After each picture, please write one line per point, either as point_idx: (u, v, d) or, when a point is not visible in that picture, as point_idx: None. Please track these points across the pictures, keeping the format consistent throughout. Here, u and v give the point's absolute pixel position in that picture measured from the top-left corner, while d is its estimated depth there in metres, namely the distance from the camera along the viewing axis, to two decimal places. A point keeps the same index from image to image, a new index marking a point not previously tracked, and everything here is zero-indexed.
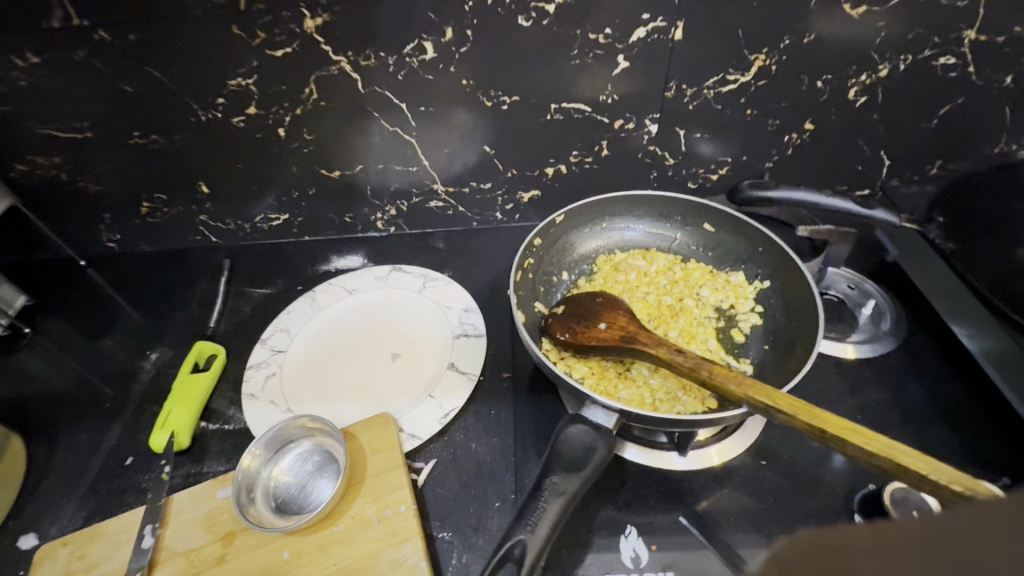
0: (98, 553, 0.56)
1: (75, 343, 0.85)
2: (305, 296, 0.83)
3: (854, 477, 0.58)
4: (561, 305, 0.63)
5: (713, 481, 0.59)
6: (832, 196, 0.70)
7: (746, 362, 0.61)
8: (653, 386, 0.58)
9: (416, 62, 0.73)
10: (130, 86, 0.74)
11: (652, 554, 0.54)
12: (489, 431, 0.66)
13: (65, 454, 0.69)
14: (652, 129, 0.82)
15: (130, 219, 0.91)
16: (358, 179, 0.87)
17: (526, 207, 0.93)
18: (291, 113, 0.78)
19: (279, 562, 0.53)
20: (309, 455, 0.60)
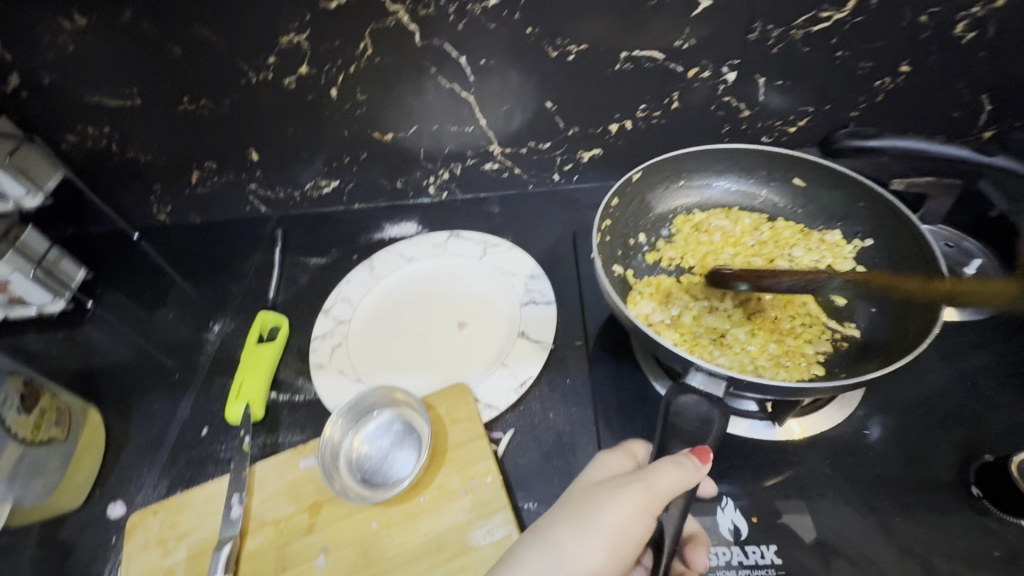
0: (188, 522, 0.56)
1: (136, 316, 0.85)
2: (363, 265, 0.80)
3: (969, 447, 0.54)
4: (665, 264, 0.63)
5: (814, 452, 0.55)
6: (945, 143, 0.62)
7: (852, 327, 0.56)
8: (753, 351, 0.53)
9: (478, 10, 0.68)
10: (179, 47, 0.71)
11: (753, 527, 0.51)
12: (566, 401, 0.63)
13: (140, 425, 0.69)
14: (729, 77, 0.75)
15: (181, 190, 0.89)
16: (412, 141, 0.83)
17: (585, 167, 0.88)
18: (345, 72, 0.74)
19: (369, 533, 0.53)
20: (391, 424, 0.59)
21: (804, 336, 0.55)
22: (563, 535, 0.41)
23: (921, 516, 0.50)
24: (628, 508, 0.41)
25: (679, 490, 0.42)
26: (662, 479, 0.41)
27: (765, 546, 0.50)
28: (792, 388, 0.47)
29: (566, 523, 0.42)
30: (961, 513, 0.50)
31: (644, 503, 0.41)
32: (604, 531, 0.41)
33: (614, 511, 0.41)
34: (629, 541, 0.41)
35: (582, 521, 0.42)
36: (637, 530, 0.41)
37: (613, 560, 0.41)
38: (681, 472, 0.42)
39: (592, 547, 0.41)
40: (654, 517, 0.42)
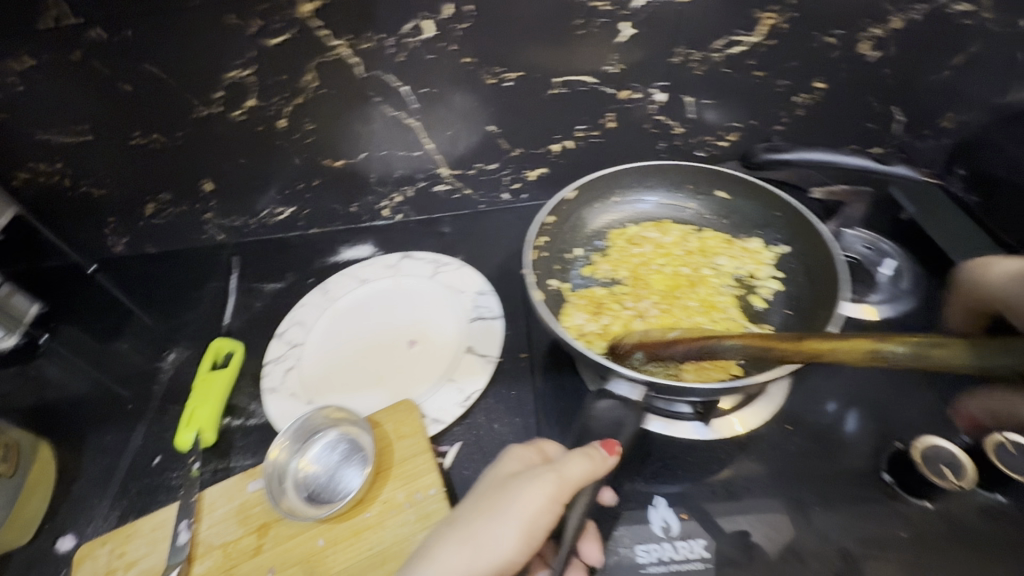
0: (136, 551, 0.56)
1: (92, 348, 0.85)
2: (318, 288, 0.82)
3: (882, 436, 0.58)
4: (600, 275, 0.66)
5: (741, 449, 0.59)
6: (847, 156, 0.67)
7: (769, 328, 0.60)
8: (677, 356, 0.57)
9: (416, 42, 0.72)
10: (127, 85, 0.73)
11: (682, 523, 0.54)
12: (511, 412, 0.66)
13: (93, 457, 0.70)
14: (659, 98, 0.80)
15: (135, 221, 0.90)
16: (362, 167, 0.86)
17: (532, 185, 0.91)
18: (292, 103, 0.77)
19: (315, 550, 0.54)
20: (337, 444, 0.60)
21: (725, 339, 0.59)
22: (476, 526, 0.44)
23: (837, 503, 0.54)
24: (538, 496, 0.44)
25: (587, 479, 0.46)
26: (571, 469, 0.46)
27: (694, 541, 0.53)
28: (718, 389, 0.50)
29: (479, 514, 0.45)
30: (872, 498, 0.54)
31: (553, 492, 0.45)
32: (516, 520, 0.44)
33: (525, 501, 0.44)
34: (539, 526, 0.44)
35: (495, 510, 0.45)
36: (546, 516, 0.45)
37: (524, 545, 0.44)
38: (588, 463, 0.46)
39: (504, 535, 0.44)
40: (562, 504, 0.45)
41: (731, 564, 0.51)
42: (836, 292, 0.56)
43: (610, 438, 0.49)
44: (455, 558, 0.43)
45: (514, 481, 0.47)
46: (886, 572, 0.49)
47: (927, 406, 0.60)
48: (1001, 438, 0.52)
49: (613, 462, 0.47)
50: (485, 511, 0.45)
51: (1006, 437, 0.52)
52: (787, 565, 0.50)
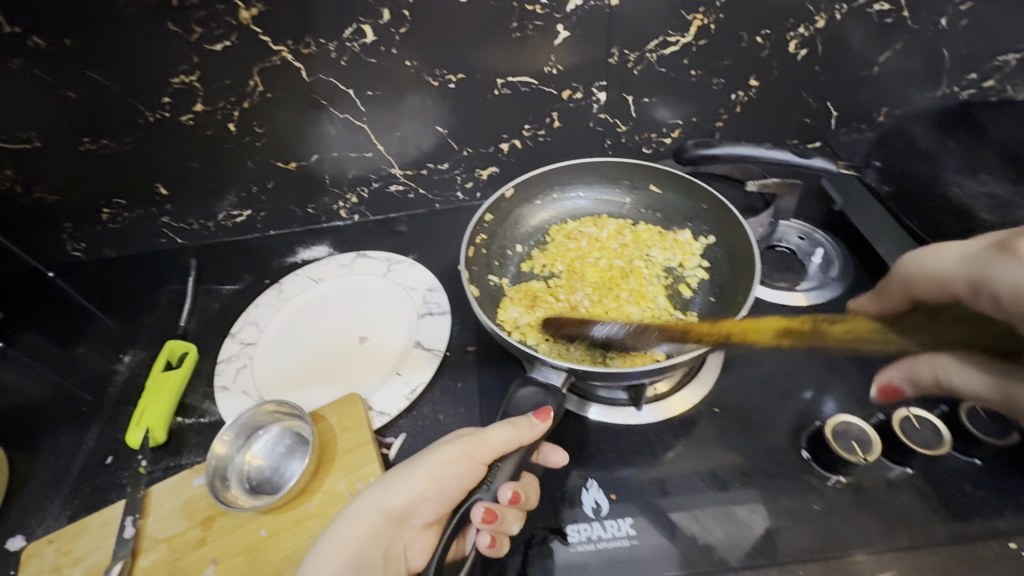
0: (83, 548, 0.58)
1: (49, 353, 0.86)
2: (272, 288, 0.84)
3: (804, 416, 0.61)
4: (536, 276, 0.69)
5: (671, 432, 0.62)
6: (772, 149, 0.71)
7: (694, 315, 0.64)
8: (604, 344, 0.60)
9: (357, 46, 0.73)
10: (73, 92, 0.74)
11: (612, 503, 0.57)
12: (456, 403, 0.68)
13: (47, 459, 0.71)
14: (600, 97, 0.82)
15: (92, 227, 0.91)
16: (316, 169, 0.88)
17: (485, 184, 0.93)
18: (240, 107, 0.78)
19: (257, 541, 0.56)
20: (281, 438, 0.63)
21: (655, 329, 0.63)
22: (394, 470, 0.51)
23: (756, 480, 0.57)
24: (450, 450, 0.49)
25: (507, 444, 0.48)
26: (491, 435, 0.49)
27: (621, 520, 0.55)
28: (647, 371, 0.53)
29: (403, 463, 0.51)
30: (790, 474, 0.57)
31: (468, 450, 0.49)
32: (426, 467, 0.49)
33: (439, 453, 0.49)
34: (449, 477, 0.49)
35: (414, 459, 0.51)
36: (458, 470, 0.49)
37: (433, 491, 0.50)
38: (512, 429, 0.49)
39: (413, 478, 0.50)
40: (480, 464, 0.49)
41: (654, 541, 0.54)
42: (750, 280, 0.61)
43: (546, 406, 0.51)
44: (369, 494, 0.50)
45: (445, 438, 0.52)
46: (797, 542, 0.52)
47: (846, 386, 0.63)
48: (906, 414, 0.56)
49: (539, 428, 0.49)
50: (407, 461, 0.52)
51: (911, 412, 0.56)
52: (706, 539, 0.53)
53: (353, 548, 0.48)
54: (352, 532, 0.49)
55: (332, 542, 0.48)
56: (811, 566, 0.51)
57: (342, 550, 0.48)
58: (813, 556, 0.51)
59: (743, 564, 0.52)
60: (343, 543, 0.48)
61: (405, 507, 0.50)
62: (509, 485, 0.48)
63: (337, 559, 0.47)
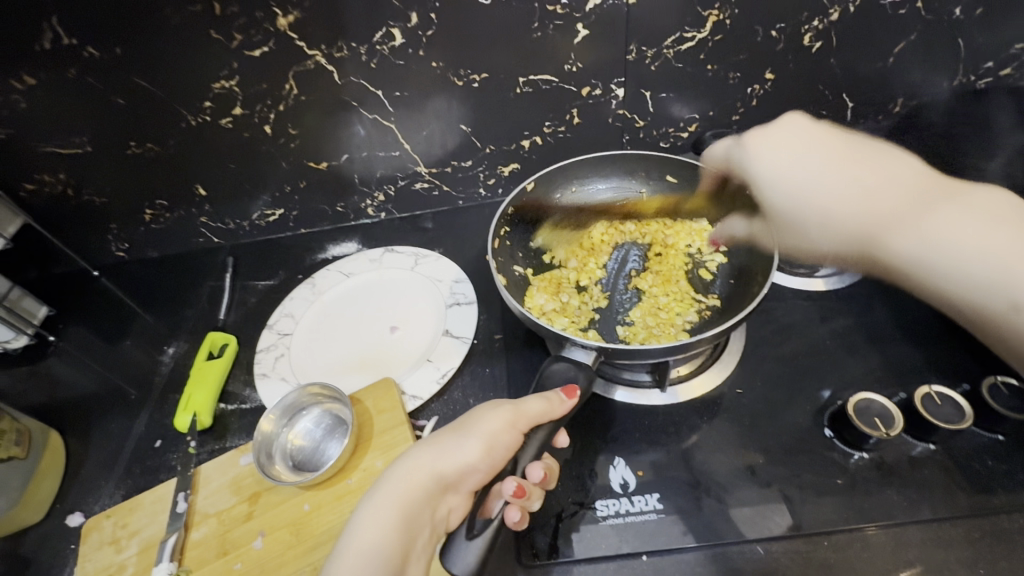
0: (138, 522, 0.61)
1: (96, 347, 0.91)
2: (305, 282, 0.88)
3: (826, 396, 0.62)
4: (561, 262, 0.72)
5: (695, 413, 0.63)
6: None
7: (714, 297, 0.68)
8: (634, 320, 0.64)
9: (386, 49, 0.77)
10: (122, 98, 0.79)
11: (638, 478, 0.59)
12: (485, 387, 0.71)
13: (100, 444, 0.75)
14: (619, 93, 0.85)
15: (135, 227, 0.96)
16: (345, 168, 0.92)
17: (507, 180, 0.96)
18: (275, 110, 0.83)
19: (302, 514, 0.59)
20: (321, 419, 0.66)
21: (678, 313, 0.66)
22: (445, 436, 0.50)
23: (780, 457, 0.58)
24: (498, 420, 0.49)
25: (544, 416, 0.50)
26: (529, 405, 0.50)
27: (648, 495, 0.57)
28: (668, 349, 0.55)
29: (450, 432, 0.50)
30: (813, 451, 0.58)
31: (512, 419, 0.49)
32: (477, 435, 0.49)
33: (488, 422, 0.49)
34: (499, 447, 0.49)
35: (462, 429, 0.50)
36: (505, 440, 0.49)
37: (485, 460, 0.49)
38: (546, 403, 0.51)
39: (467, 447, 0.49)
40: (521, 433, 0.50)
41: (681, 514, 0.56)
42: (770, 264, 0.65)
43: (571, 385, 0.54)
44: (421, 456, 0.49)
45: (484, 409, 0.52)
46: (821, 514, 0.54)
47: (867, 367, 0.64)
48: (927, 391, 0.57)
49: (569, 404, 0.51)
50: (456, 428, 0.51)
51: (931, 389, 0.57)
52: (732, 512, 0.55)
53: (405, 509, 0.47)
54: (404, 493, 0.48)
55: (384, 500, 0.47)
56: (835, 537, 0.52)
57: (394, 508, 0.47)
58: (838, 528, 0.53)
59: (769, 536, 0.53)
60: (395, 500, 0.47)
61: (456, 474, 0.49)
62: (537, 467, 0.50)
63: (389, 517, 0.47)
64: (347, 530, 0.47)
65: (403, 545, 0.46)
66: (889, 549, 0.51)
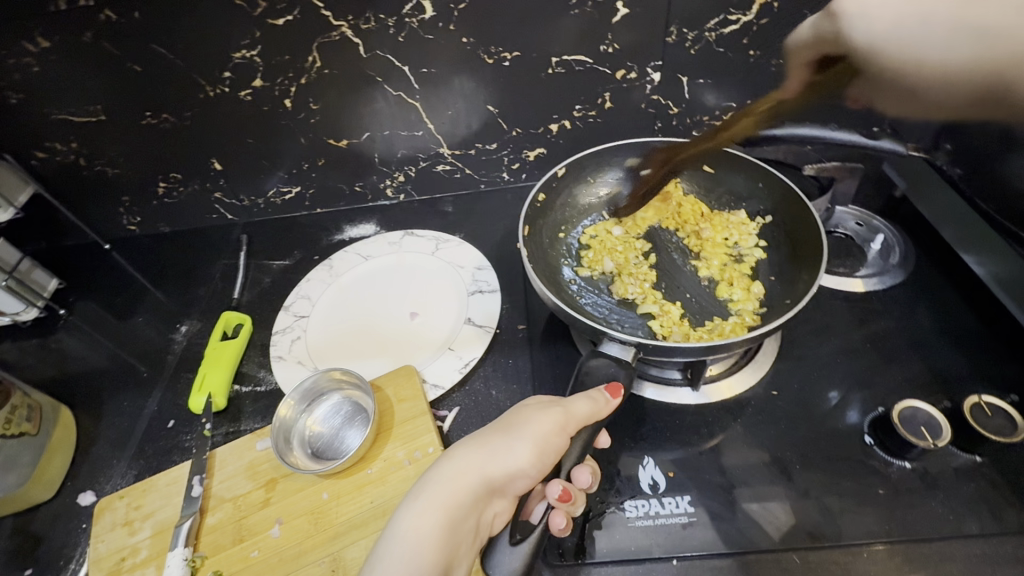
0: (152, 504, 0.60)
1: (107, 322, 0.88)
2: (323, 264, 0.85)
3: (866, 402, 0.60)
4: (596, 255, 0.72)
5: (727, 413, 0.61)
6: (838, 130, 0.71)
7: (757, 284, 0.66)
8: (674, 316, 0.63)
9: (415, 22, 0.74)
10: (138, 65, 0.75)
11: (669, 480, 0.57)
12: (508, 379, 0.68)
13: (112, 421, 0.73)
14: (654, 77, 0.81)
15: (148, 201, 0.93)
16: (366, 147, 0.88)
17: (532, 165, 0.93)
18: (297, 83, 0.79)
19: (321, 503, 0.57)
20: (341, 406, 0.65)
21: (715, 312, 0.65)
22: (493, 437, 0.48)
23: (817, 464, 0.56)
24: (548, 421, 0.47)
25: (591, 418, 0.48)
26: (576, 405, 0.48)
27: (680, 498, 0.55)
28: (706, 347, 0.53)
29: (496, 432, 0.48)
30: (851, 458, 0.56)
31: (561, 421, 0.47)
32: (528, 438, 0.47)
33: (537, 423, 0.47)
34: (550, 451, 0.47)
35: (511, 430, 0.48)
36: (556, 443, 0.47)
37: (536, 465, 0.46)
38: (591, 404, 0.49)
39: (518, 451, 0.46)
40: (569, 436, 0.48)
41: (714, 518, 0.54)
42: (817, 261, 0.63)
43: (614, 383, 0.52)
44: (469, 457, 0.47)
45: (528, 409, 0.50)
46: (861, 525, 0.52)
47: (909, 373, 0.62)
48: (978, 400, 0.55)
49: (615, 404, 0.49)
50: (503, 430, 0.48)
51: (981, 399, 0.55)
52: (768, 518, 0.53)
53: (450, 514, 0.44)
54: (451, 496, 0.45)
55: (431, 503, 0.45)
56: (876, 548, 0.50)
57: (440, 512, 0.44)
58: (880, 540, 0.51)
59: (806, 545, 0.51)
60: (442, 506, 0.45)
61: (505, 478, 0.46)
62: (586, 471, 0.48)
63: (435, 521, 0.44)
64: (387, 534, 0.44)
65: (447, 552, 0.43)
66: (933, 564, 0.49)
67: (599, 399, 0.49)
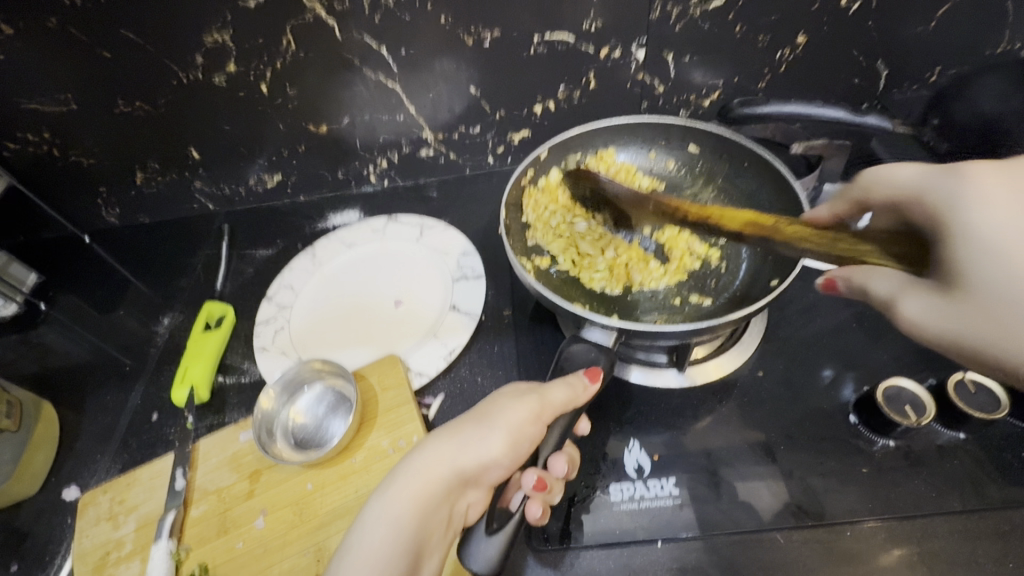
0: (136, 497, 0.60)
1: (88, 316, 0.87)
2: (305, 252, 0.84)
3: (851, 382, 0.60)
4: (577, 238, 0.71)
5: (712, 395, 0.61)
6: (824, 106, 0.68)
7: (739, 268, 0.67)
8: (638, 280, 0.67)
9: (391, 2, 0.71)
10: (106, 52, 0.73)
11: (654, 463, 0.56)
12: (494, 365, 0.68)
13: (95, 415, 0.73)
14: (639, 55, 0.80)
15: (126, 192, 0.91)
16: (346, 132, 0.86)
17: (517, 148, 0.92)
18: (271, 68, 0.77)
19: (304, 493, 0.57)
20: (323, 396, 0.64)
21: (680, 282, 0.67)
22: (466, 427, 0.47)
23: (802, 444, 0.56)
24: (523, 411, 0.47)
25: (569, 404, 0.48)
26: (553, 393, 0.47)
27: (664, 480, 0.55)
28: (688, 329, 0.52)
29: (470, 422, 0.48)
30: (836, 437, 0.56)
31: (537, 410, 0.47)
32: (502, 428, 0.46)
33: (512, 412, 0.47)
34: (524, 440, 0.46)
35: (486, 420, 0.47)
36: (531, 432, 0.46)
37: (510, 454, 0.46)
38: (569, 389, 0.48)
39: (492, 441, 0.46)
40: (546, 424, 0.47)
41: (700, 500, 0.54)
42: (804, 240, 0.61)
43: (594, 367, 0.51)
44: (441, 449, 0.46)
45: (506, 397, 0.49)
46: (846, 503, 0.52)
47: (895, 351, 0.62)
48: (961, 377, 0.55)
49: (594, 389, 0.49)
50: (477, 420, 0.48)
51: (965, 376, 0.55)
52: (751, 498, 0.53)
53: (422, 506, 0.44)
54: (423, 488, 0.45)
55: (401, 495, 0.45)
56: (859, 526, 0.51)
57: (410, 504, 0.44)
58: (861, 518, 0.51)
59: (791, 525, 0.51)
60: (412, 499, 0.44)
61: (478, 469, 0.46)
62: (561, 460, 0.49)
63: (405, 514, 0.44)
64: (356, 528, 0.44)
65: (417, 544, 0.43)
66: (913, 540, 0.50)
67: (576, 387, 0.48)
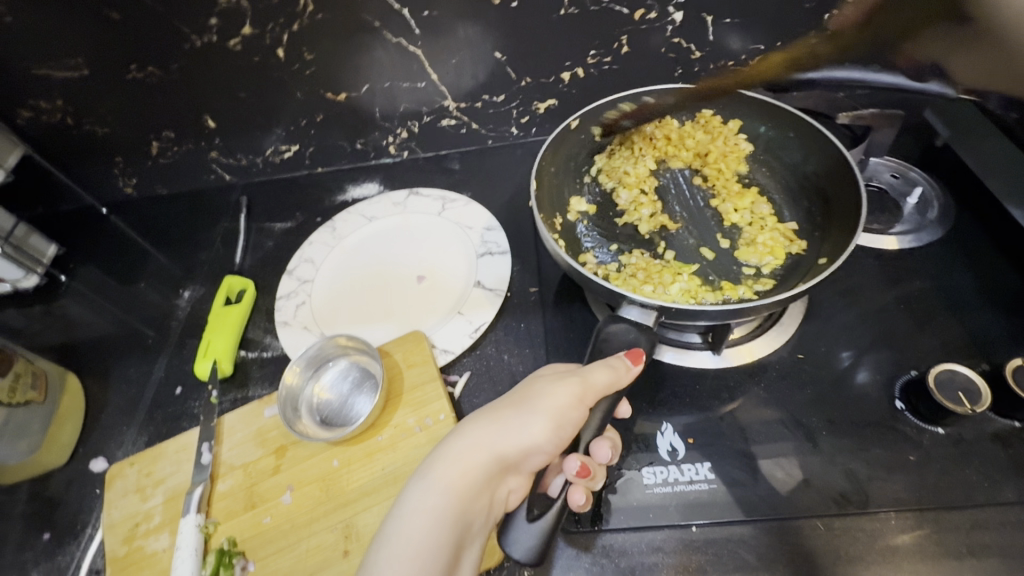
0: (163, 470, 0.59)
1: (109, 288, 0.86)
2: (326, 226, 0.82)
3: (896, 365, 0.57)
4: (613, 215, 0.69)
5: (749, 377, 0.59)
6: (878, 72, 0.63)
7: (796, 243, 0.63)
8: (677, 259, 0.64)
9: None
10: (117, 12, 0.70)
11: (688, 446, 0.55)
12: (521, 343, 0.66)
13: (119, 388, 0.72)
14: (676, 17, 0.75)
15: (143, 162, 0.89)
16: (365, 100, 0.83)
17: (542, 118, 0.88)
18: (289, 30, 0.74)
19: (332, 470, 0.56)
20: (349, 371, 0.63)
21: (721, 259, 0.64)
22: (505, 411, 0.46)
23: (844, 429, 0.54)
24: (564, 395, 0.45)
25: (611, 387, 0.46)
26: (594, 375, 0.45)
27: (699, 464, 0.53)
28: (730, 311, 0.49)
29: (509, 407, 0.46)
30: (882, 424, 0.54)
31: (579, 394, 0.45)
32: (543, 413, 0.44)
33: (552, 395, 0.45)
34: (567, 425, 0.45)
35: (525, 404, 0.45)
36: (573, 417, 0.45)
37: (551, 440, 0.44)
38: (611, 371, 0.46)
39: (534, 425, 0.44)
40: (587, 408, 0.45)
41: (737, 486, 0.52)
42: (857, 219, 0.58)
43: (635, 348, 0.49)
44: (480, 434, 0.45)
45: (544, 379, 0.47)
46: (890, 492, 0.50)
47: (944, 334, 0.59)
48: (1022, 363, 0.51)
49: (636, 371, 0.47)
50: (517, 404, 0.46)
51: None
52: (791, 484, 0.51)
53: (462, 493, 0.43)
54: (461, 475, 0.44)
55: (439, 482, 0.43)
56: (904, 516, 0.49)
57: (448, 491, 0.43)
58: (908, 507, 0.49)
59: (832, 512, 0.50)
60: (451, 486, 0.43)
61: (518, 456, 0.45)
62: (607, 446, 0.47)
63: (445, 502, 0.43)
64: (396, 515, 0.43)
65: (458, 530, 0.43)
66: (963, 531, 0.48)
67: (620, 369, 0.46)
